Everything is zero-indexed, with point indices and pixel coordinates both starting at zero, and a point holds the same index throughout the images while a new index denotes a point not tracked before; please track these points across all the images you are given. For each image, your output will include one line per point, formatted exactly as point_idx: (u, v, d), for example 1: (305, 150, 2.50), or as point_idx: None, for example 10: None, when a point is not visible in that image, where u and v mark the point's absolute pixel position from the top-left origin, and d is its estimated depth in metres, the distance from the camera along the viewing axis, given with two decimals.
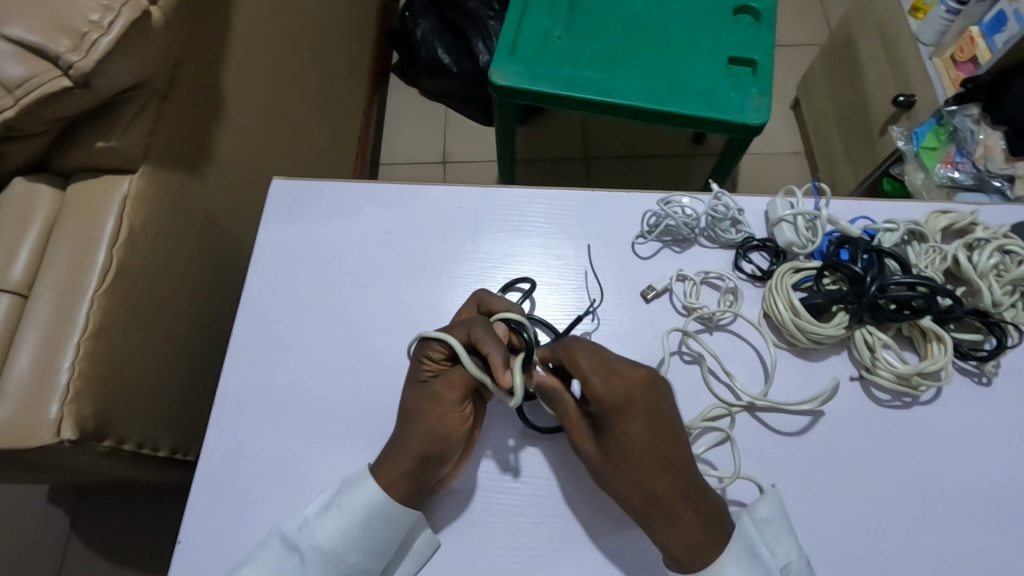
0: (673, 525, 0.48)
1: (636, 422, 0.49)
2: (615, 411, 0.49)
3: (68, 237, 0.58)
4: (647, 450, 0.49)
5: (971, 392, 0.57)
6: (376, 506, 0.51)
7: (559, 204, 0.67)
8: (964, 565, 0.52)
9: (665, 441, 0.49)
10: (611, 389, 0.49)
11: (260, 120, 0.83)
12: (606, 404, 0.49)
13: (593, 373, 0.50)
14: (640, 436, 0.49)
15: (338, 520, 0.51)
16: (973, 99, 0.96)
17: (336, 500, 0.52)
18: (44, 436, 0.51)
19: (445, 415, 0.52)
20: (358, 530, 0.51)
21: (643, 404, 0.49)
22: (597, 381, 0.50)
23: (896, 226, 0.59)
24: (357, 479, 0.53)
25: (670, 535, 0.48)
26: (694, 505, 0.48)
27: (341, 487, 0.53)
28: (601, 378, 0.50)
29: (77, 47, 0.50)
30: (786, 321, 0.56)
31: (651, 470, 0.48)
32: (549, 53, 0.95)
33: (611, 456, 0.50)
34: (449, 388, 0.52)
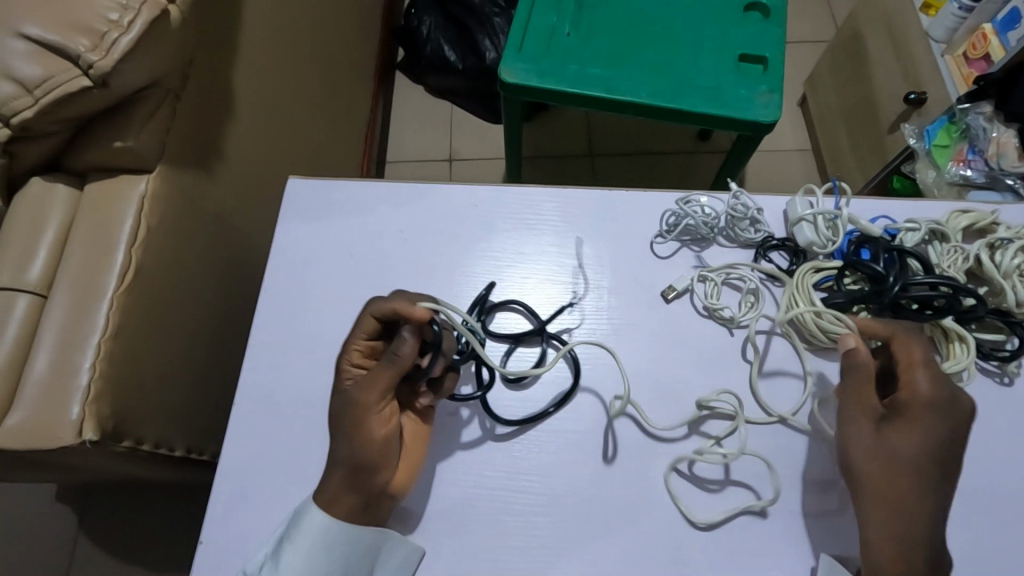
0: (901, 529, 0.46)
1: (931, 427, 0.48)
2: (919, 409, 0.49)
3: (86, 238, 0.58)
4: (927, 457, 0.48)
5: (992, 391, 0.57)
6: (328, 535, 0.50)
7: (574, 203, 0.67)
8: (986, 565, 0.52)
9: (943, 455, 0.48)
10: (935, 391, 0.49)
11: (271, 118, 0.83)
12: (911, 405, 0.49)
13: (921, 369, 0.50)
14: (924, 441, 0.48)
15: (296, 554, 0.50)
16: (984, 98, 0.96)
17: (288, 535, 0.51)
18: (65, 437, 0.51)
19: (366, 423, 0.50)
20: (326, 554, 0.50)
21: (951, 415, 0.49)
22: (923, 380, 0.49)
23: (918, 226, 0.59)
24: (303, 510, 0.51)
25: (889, 539, 0.46)
26: (925, 521, 0.47)
27: (291, 521, 0.51)
28: (927, 376, 0.50)
29: (97, 46, 0.50)
30: (807, 320, 0.56)
31: (920, 482, 0.47)
32: (560, 51, 0.94)
33: (887, 450, 0.48)
34: (370, 390, 0.51)
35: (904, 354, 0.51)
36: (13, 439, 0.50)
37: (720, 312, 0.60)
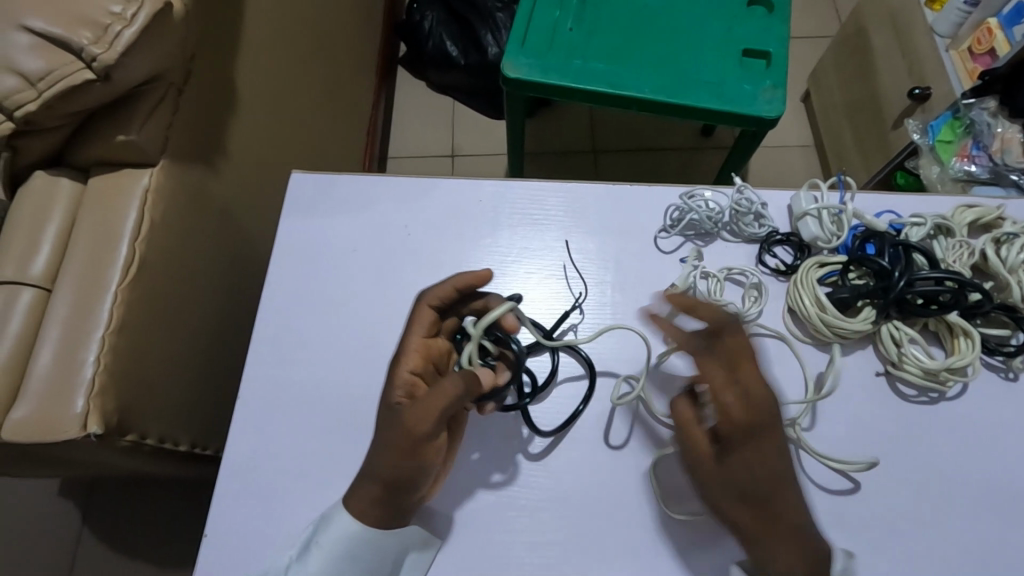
0: (794, 545, 0.46)
1: (765, 442, 0.47)
2: (742, 432, 0.48)
3: (89, 231, 0.58)
4: (782, 473, 0.47)
5: (997, 387, 0.57)
6: (355, 541, 0.50)
7: (578, 198, 0.67)
8: (990, 562, 0.51)
9: (789, 464, 0.47)
10: (744, 410, 0.48)
11: (273, 114, 0.82)
12: (735, 431, 0.48)
13: (727, 389, 0.49)
14: (770, 460, 0.47)
15: (321, 559, 0.49)
16: (989, 93, 0.96)
17: (315, 538, 0.50)
18: (70, 431, 0.51)
19: (415, 451, 0.48)
20: (347, 562, 0.49)
21: (774, 427, 0.48)
22: (732, 399, 0.48)
23: (923, 221, 0.58)
24: (332, 514, 0.51)
25: (789, 560, 0.45)
26: (802, 532, 0.46)
27: (319, 523, 0.51)
28: (734, 400, 0.48)
29: (99, 39, 0.50)
30: (811, 316, 0.56)
31: (781, 496, 0.47)
32: (563, 46, 0.94)
33: (735, 478, 0.47)
34: (422, 420, 0.48)
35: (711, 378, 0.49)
36: (18, 433, 0.50)
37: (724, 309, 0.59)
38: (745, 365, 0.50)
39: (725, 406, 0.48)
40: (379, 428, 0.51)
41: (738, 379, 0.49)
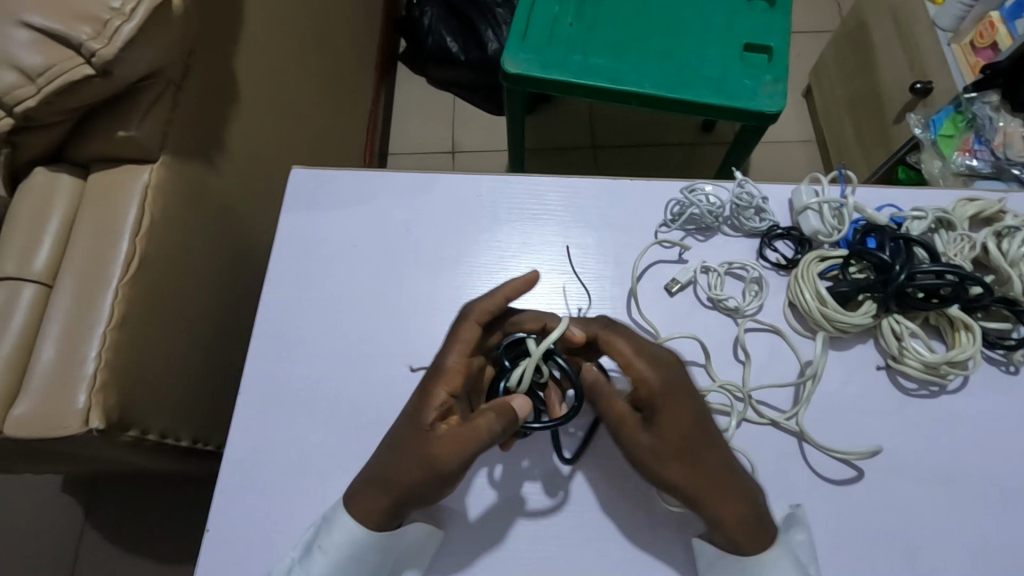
0: (738, 492, 0.48)
1: (680, 401, 0.49)
2: (659, 393, 0.49)
3: (90, 227, 0.58)
4: (702, 427, 0.49)
5: (998, 380, 0.57)
6: (360, 543, 0.49)
7: (579, 193, 0.67)
8: (990, 554, 0.52)
9: (702, 419, 0.50)
10: (658, 372, 0.50)
11: (272, 109, 0.82)
12: (654, 393, 0.49)
13: (637, 358, 0.50)
14: (688, 418, 0.49)
15: (324, 562, 0.48)
16: (990, 87, 0.94)
17: (317, 542, 0.49)
18: (72, 426, 0.51)
19: (429, 475, 0.47)
20: (351, 563, 0.49)
21: (685, 387, 0.50)
22: (643, 366, 0.50)
23: (924, 214, 0.58)
24: (333, 515, 0.50)
25: (727, 508, 0.47)
26: (736, 482, 0.48)
27: (320, 526, 0.50)
28: (647, 365, 0.50)
29: (99, 34, 0.50)
30: (812, 310, 0.56)
31: (704, 447, 0.49)
32: (562, 41, 0.94)
33: (665, 442, 0.48)
34: (448, 455, 0.47)
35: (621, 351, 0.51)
36: (21, 428, 0.51)
37: (725, 303, 0.59)
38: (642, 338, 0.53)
39: (642, 372, 0.50)
40: (399, 442, 0.49)
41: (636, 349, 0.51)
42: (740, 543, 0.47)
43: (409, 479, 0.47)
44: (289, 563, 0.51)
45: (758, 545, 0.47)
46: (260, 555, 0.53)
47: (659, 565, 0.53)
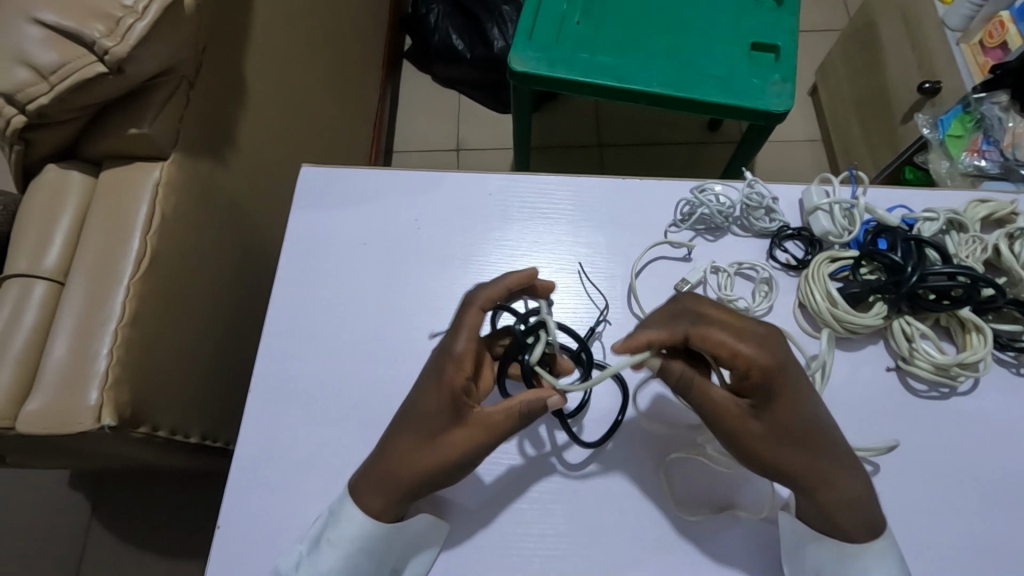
0: (845, 474, 0.47)
1: (794, 386, 0.46)
2: (771, 381, 0.45)
3: (101, 224, 0.58)
4: (812, 412, 0.46)
5: (1009, 382, 0.57)
6: (371, 537, 0.49)
7: (589, 192, 0.67)
8: (1001, 555, 0.52)
9: (814, 403, 0.47)
10: (765, 357, 0.45)
11: (280, 106, 0.82)
12: (768, 379, 0.45)
13: (741, 341, 0.46)
14: (800, 404, 0.46)
15: (334, 554, 0.48)
16: (999, 87, 0.94)
17: (326, 534, 0.49)
18: (85, 422, 0.51)
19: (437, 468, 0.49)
20: (361, 556, 0.49)
21: (794, 371, 0.46)
22: (750, 349, 0.46)
23: (936, 215, 0.58)
24: (340, 509, 0.50)
25: (842, 490, 0.47)
26: (845, 465, 0.47)
27: (329, 518, 0.50)
28: (755, 348, 0.46)
29: (112, 32, 0.50)
30: (823, 310, 0.56)
31: (817, 434, 0.46)
32: (570, 39, 0.93)
33: (779, 430, 0.46)
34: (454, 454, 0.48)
35: (716, 339, 0.46)
36: (34, 425, 0.51)
37: (735, 304, 0.59)
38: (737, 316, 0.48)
39: (751, 360, 0.45)
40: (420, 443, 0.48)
41: (741, 333, 0.46)
42: (846, 526, 0.47)
43: (427, 462, 0.48)
44: (297, 557, 0.50)
45: (866, 528, 0.47)
46: (271, 552, 0.53)
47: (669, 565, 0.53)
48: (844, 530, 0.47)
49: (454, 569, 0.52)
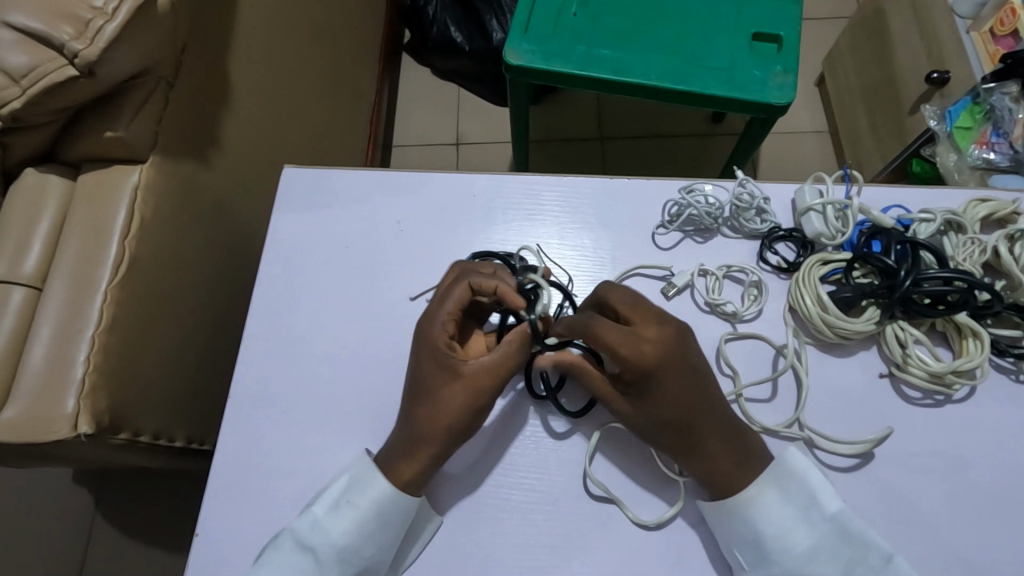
0: (715, 451, 0.50)
1: (673, 376, 0.49)
2: (652, 375, 0.49)
3: (79, 230, 0.57)
4: (691, 398, 0.50)
5: (1008, 389, 0.55)
6: (389, 505, 0.50)
7: (576, 193, 0.65)
8: (996, 570, 0.50)
9: (695, 391, 0.50)
10: (642, 358, 0.49)
11: (269, 103, 0.81)
12: (641, 372, 0.49)
13: (624, 346, 0.49)
14: (677, 394, 0.49)
15: (351, 518, 0.49)
16: (1010, 77, 0.89)
17: (346, 498, 0.50)
18: (61, 430, 0.51)
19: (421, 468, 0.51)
20: (377, 523, 0.50)
21: (677, 362, 0.49)
22: (630, 353, 0.49)
23: (932, 216, 0.56)
24: (364, 475, 0.51)
25: (714, 467, 0.50)
26: (721, 435, 0.50)
27: (348, 483, 0.51)
28: (628, 347, 0.49)
29: (81, 34, 0.49)
30: (813, 315, 0.54)
31: (692, 417, 0.50)
32: (565, 32, 0.91)
33: (649, 417, 0.51)
34: (439, 441, 0.51)
35: (608, 338, 0.49)
36: (9, 432, 0.51)
37: (723, 307, 0.57)
38: (639, 315, 0.51)
39: (631, 361, 0.49)
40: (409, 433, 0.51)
41: (635, 330, 0.50)
42: (713, 488, 0.50)
43: None
44: (312, 520, 0.50)
45: (736, 487, 0.50)
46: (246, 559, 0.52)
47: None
48: (717, 492, 0.50)
49: None
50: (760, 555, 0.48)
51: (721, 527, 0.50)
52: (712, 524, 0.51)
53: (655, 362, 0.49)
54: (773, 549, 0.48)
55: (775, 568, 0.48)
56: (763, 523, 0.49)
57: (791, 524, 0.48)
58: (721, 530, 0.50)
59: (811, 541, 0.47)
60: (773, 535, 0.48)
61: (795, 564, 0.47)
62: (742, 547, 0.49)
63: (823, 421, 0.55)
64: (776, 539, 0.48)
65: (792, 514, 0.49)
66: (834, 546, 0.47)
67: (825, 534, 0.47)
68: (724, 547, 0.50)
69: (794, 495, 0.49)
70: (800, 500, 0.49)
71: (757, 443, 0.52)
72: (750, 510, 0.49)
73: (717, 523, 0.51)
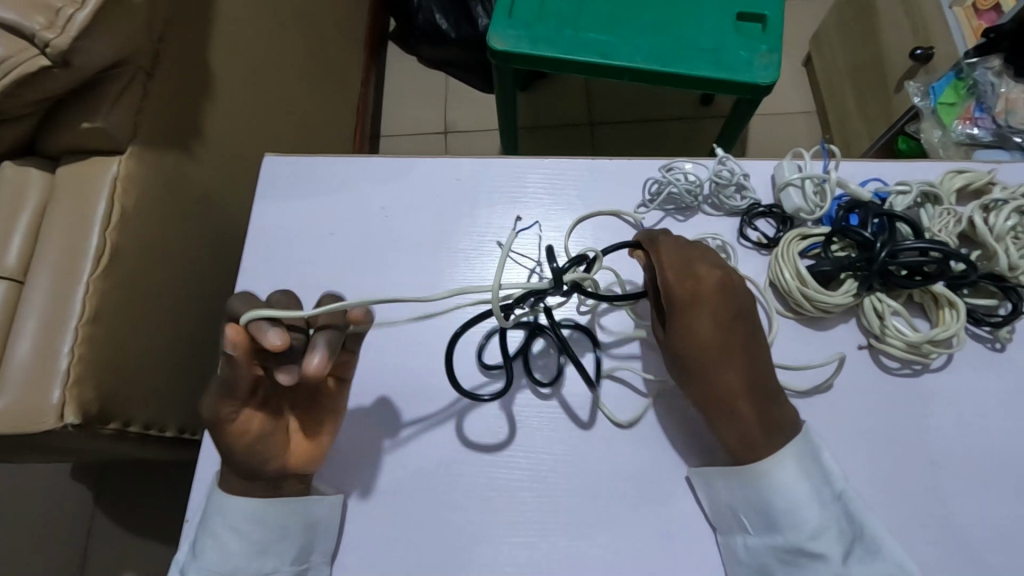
0: (734, 410, 0.50)
1: (707, 313, 0.50)
2: (685, 305, 0.51)
3: (62, 223, 0.57)
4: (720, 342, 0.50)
5: (984, 358, 0.56)
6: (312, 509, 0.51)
7: (556, 175, 0.65)
8: (975, 534, 0.51)
9: (731, 339, 0.50)
10: (681, 285, 0.51)
11: (252, 93, 0.80)
12: (672, 301, 0.51)
13: (669, 269, 0.51)
14: (705, 335, 0.50)
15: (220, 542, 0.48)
16: (994, 51, 0.91)
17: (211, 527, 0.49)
18: (49, 421, 0.51)
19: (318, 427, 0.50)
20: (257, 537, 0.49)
21: (714, 301, 0.51)
22: (671, 277, 0.51)
23: (909, 189, 0.56)
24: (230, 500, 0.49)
25: (729, 425, 0.50)
26: (746, 395, 0.50)
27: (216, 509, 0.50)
28: (672, 272, 0.51)
29: (52, 24, 0.48)
30: (793, 290, 0.55)
31: (719, 361, 0.50)
32: (550, 16, 0.91)
33: (673, 349, 0.52)
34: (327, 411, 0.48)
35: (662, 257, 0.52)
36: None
37: None
38: (693, 253, 0.53)
39: (671, 286, 0.51)
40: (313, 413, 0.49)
41: (683, 263, 0.52)
42: (733, 447, 0.51)
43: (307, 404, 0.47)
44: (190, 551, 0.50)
45: (759, 452, 0.50)
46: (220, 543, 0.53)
47: (640, 549, 0.52)
48: (735, 452, 0.51)
49: (423, 554, 0.53)
50: (767, 523, 0.49)
51: (729, 495, 0.51)
52: (719, 485, 0.52)
53: (692, 292, 0.51)
54: (781, 519, 0.49)
55: (779, 537, 0.49)
56: (776, 494, 0.49)
57: (804, 499, 0.48)
58: (723, 491, 0.51)
59: (822, 519, 0.48)
60: (788, 510, 0.48)
61: (800, 537, 0.48)
62: (747, 513, 0.50)
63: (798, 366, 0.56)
64: (784, 509, 0.48)
65: (806, 493, 0.48)
66: (840, 525, 0.48)
67: (834, 511, 0.48)
68: (728, 511, 0.51)
69: (811, 472, 0.49)
70: (815, 479, 0.49)
71: (789, 416, 0.51)
72: (765, 481, 0.49)
73: (725, 485, 0.51)
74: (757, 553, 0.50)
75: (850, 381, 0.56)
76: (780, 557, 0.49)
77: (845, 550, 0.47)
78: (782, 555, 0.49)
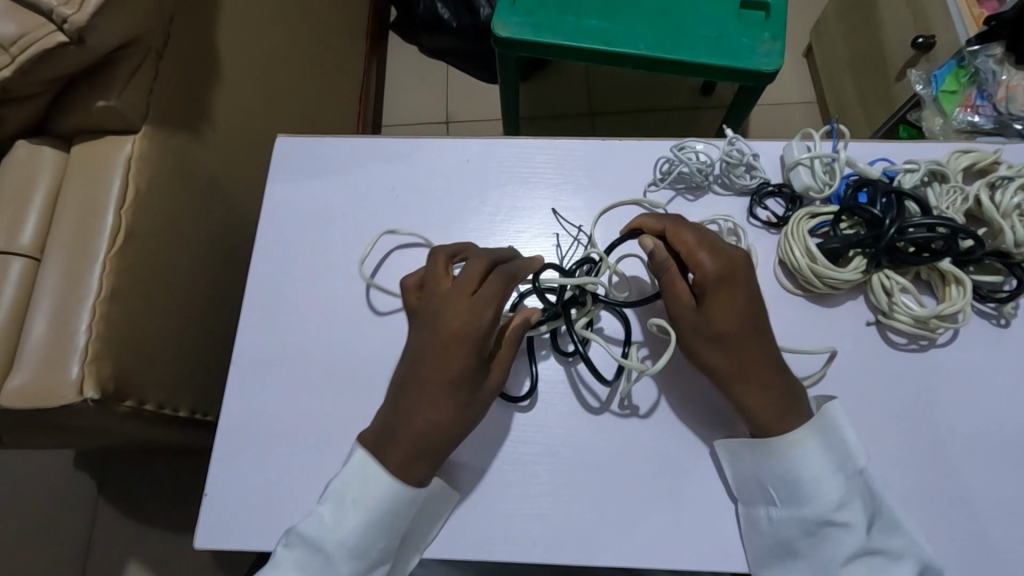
0: (760, 385, 0.50)
1: (740, 291, 0.51)
2: (719, 284, 0.51)
3: (77, 200, 0.58)
4: (752, 320, 0.51)
5: (987, 333, 0.57)
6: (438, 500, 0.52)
7: (567, 156, 0.66)
8: (981, 504, 0.52)
9: (757, 312, 0.51)
10: (718, 262, 0.51)
11: (259, 77, 0.80)
12: (709, 281, 0.51)
13: (701, 249, 0.52)
14: (741, 308, 0.50)
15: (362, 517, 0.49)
16: (994, 39, 0.91)
17: (353, 497, 0.49)
18: (68, 396, 0.52)
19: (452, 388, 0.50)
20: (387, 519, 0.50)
21: (747, 281, 0.51)
22: (706, 257, 0.51)
23: (917, 167, 0.57)
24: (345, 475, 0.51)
25: (757, 400, 0.50)
26: (777, 369, 0.51)
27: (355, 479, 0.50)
28: (707, 254, 0.51)
29: (69, 0, 0.49)
30: (802, 267, 0.55)
31: (751, 337, 0.50)
32: (553, 4, 0.91)
33: (708, 325, 0.51)
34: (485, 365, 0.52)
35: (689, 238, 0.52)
36: (17, 401, 0.52)
37: None
38: (714, 236, 0.53)
39: (704, 264, 0.51)
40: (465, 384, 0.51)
41: (711, 244, 0.52)
42: (762, 422, 0.51)
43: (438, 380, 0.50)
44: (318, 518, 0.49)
45: (787, 427, 0.50)
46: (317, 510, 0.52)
47: (652, 519, 0.53)
48: (762, 426, 0.51)
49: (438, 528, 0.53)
50: (793, 494, 0.50)
51: (756, 468, 0.51)
52: (742, 460, 0.52)
53: (722, 271, 0.51)
54: (808, 490, 0.49)
55: (805, 509, 0.49)
56: (801, 466, 0.50)
57: (828, 473, 0.49)
58: (747, 463, 0.52)
59: (844, 492, 0.49)
60: (812, 482, 0.49)
61: (826, 508, 0.49)
62: (774, 484, 0.51)
63: (801, 343, 0.57)
64: (807, 480, 0.50)
65: (829, 464, 0.49)
66: (862, 499, 0.49)
67: (856, 486, 0.49)
68: (751, 483, 0.52)
69: (832, 447, 0.50)
70: (838, 453, 0.50)
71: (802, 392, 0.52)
72: (791, 454, 0.50)
73: (750, 457, 0.52)
74: (781, 526, 0.50)
75: (858, 356, 0.56)
76: (804, 529, 0.49)
77: (868, 522, 0.48)
78: (807, 527, 0.49)
